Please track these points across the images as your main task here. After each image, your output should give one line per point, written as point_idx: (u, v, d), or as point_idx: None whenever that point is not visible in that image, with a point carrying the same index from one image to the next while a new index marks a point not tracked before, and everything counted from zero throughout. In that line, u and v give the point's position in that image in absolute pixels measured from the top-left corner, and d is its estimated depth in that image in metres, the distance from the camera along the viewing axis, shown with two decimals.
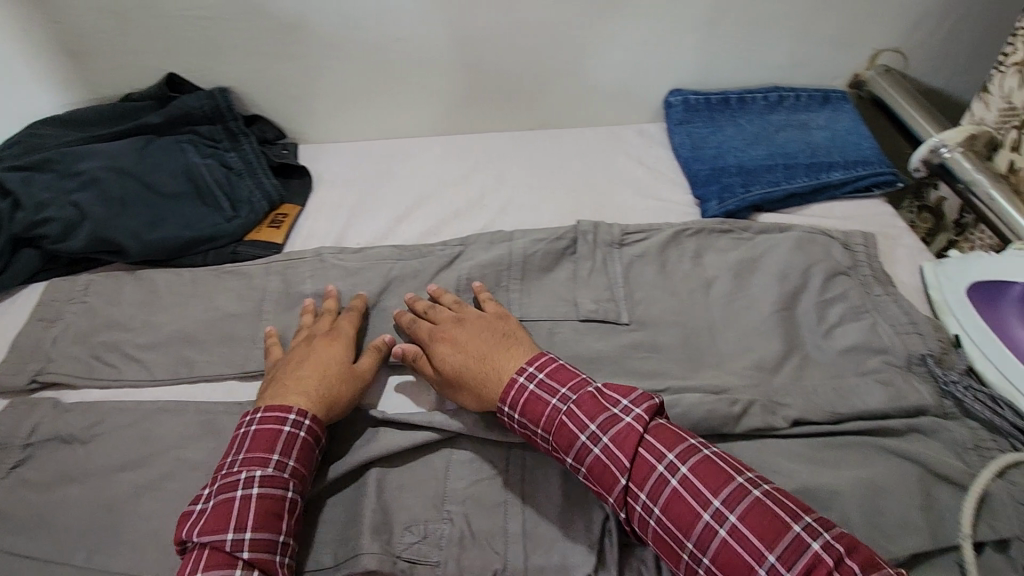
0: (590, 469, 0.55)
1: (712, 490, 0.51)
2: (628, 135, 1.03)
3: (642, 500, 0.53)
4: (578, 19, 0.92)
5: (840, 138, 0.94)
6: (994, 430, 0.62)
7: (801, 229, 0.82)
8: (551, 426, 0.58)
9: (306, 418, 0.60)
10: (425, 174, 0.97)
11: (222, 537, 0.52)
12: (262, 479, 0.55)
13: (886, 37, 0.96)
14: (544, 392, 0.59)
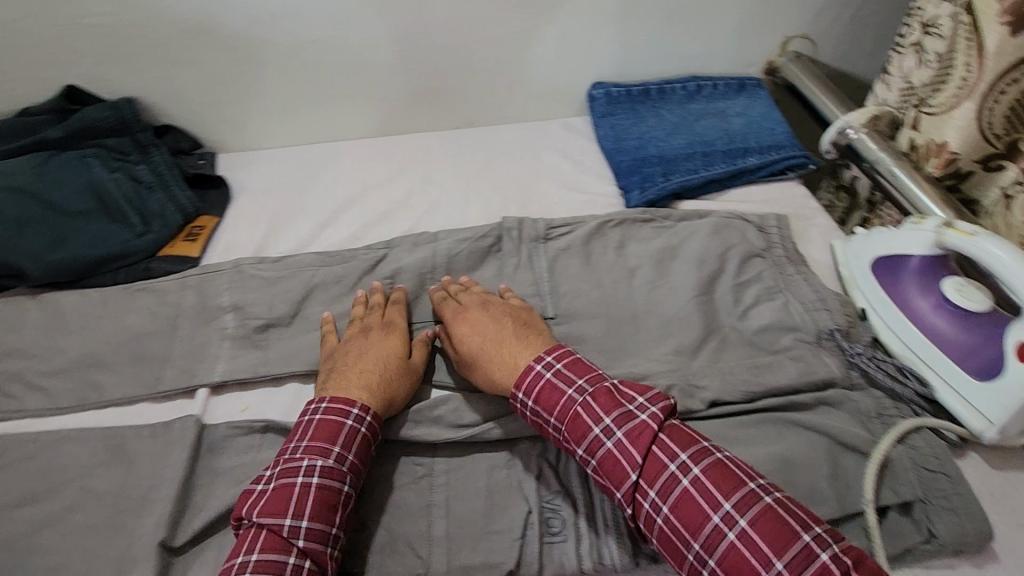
0: (601, 463, 0.55)
1: (724, 493, 0.50)
2: (554, 129, 1.04)
3: (651, 497, 0.53)
4: (495, 14, 0.91)
5: (756, 124, 0.97)
6: (897, 398, 0.65)
7: (718, 214, 0.84)
8: (565, 416, 0.58)
9: (368, 414, 0.59)
10: (351, 178, 0.96)
11: (279, 522, 0.52)
12: (322, 470, 0.55)
13: (794, 25, 1.00)
14: (561, 382, 0.59)
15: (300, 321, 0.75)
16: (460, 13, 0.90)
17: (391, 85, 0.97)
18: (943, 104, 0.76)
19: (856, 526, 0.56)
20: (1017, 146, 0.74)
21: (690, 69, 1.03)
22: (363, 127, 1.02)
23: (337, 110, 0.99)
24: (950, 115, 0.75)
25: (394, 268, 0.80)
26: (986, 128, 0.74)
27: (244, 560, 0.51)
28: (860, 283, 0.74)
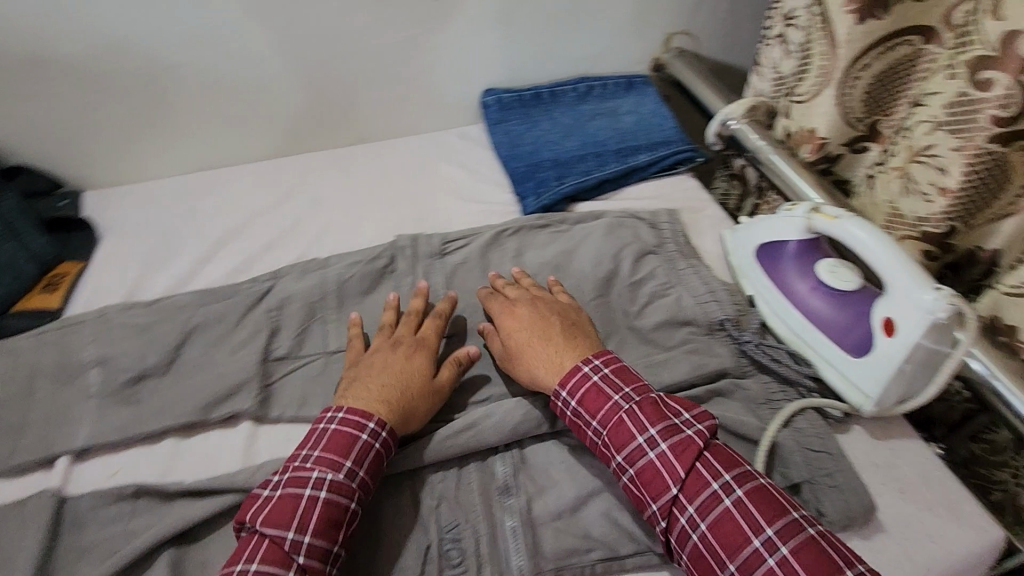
0: (639, 473, 0.56)
1: (769, 520, 0.51)
2: (450, 139, 1.01)
3: (689, 513, 0.54)
4: (369, 25, 0.88)
5: (646, 121, 0.98)
6: (786, 382, 0.68)
7: (611, 214, 0.85)
8: (608, 421, 0.58)
9: (383, 430, 0.58)
10: (234, 205, 0.90)
11: (283, 534, 0.52)
12: (330, 485, 0.54)
13: (673, 21, 1.02)
14: (607, 387, 0.60)
15: (178, 368, 0.69)
16: (333, 27, 0.86)
17: (269, 105, 0.92)
18: (809, 91, 0.78)
19: None
20: (877, 127, 0.77)
21: (579, 70, 1.04)
22: (246, 151, 0.96)
23: (213, 135, 0.93)
24: (815, 102, 0.77)
25: (279, 299, 0.75)
26: (846, 112, 0.76)
27: (245, 567, 0.50)
28: (745, 271, 0.76)
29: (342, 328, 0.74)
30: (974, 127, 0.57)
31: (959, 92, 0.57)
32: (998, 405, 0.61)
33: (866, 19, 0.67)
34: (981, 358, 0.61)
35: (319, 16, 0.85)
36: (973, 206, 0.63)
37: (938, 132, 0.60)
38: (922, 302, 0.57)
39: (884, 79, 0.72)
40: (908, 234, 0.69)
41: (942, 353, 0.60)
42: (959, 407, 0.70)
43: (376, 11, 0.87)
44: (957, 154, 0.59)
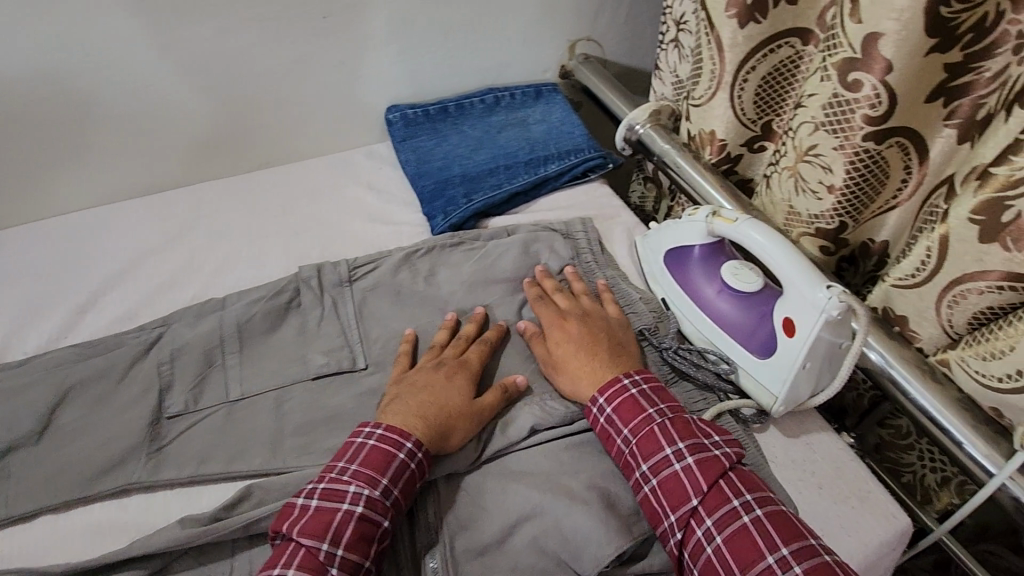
0: (662, 483, 0.55)
1: (786, 539, 0.50)
2: (356, 159, 0.97)
3: (706, 526, 0.52)
4: (253, 45, 0.82)
5: (555, 129, 0.97)
6: (706, 387, 0.67)
7: (524, 226, 0.82)
8: (639, 430, 0.58)
9: (419, 451, 0.56)
10: (118, 246, 0.82)
11: (318, 545, 0.50)
12: (367, 499, 0.53)
13: (575, 28, 1.01)
14: (643, 399, 0.60)
15: (52, 435, 0.62)
16: (211, 49, 0.80)
17: (151, 135, 0.85)
18: (704, 95, 0.78)
19: None
20: (770, 126, 0.78)
21: (486, 82, 1.02)
22: (129, 186, 0.88)
23: (88, 169, 0.84)
24: (711, 106, 0.78)
25: (168, 347, 0.68)
26: (740, 114, 0.77)
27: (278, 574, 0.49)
28: (657, 276, 0.76)
29: (244, 373, 0.66)
30: (850, 126, 0.58)
31: (833, 93, 0.58)
32: (894, 391, 0.60)
33: (747, 24, 0.68)
34: (878, 346, 0.61)
35: (193, 38, 0.79)
36: (859, 204, 0.64)
37: (819, 132, 0.61)
38: (816, 301, 0.58)
39: (771, 80, 0.74)
40: (805, 231, 0.70)
41: (840, 343, 0.60)
42: (866, 396, 0.73)
43: (257, 29, 0.81)
44: (838, 153, 0.61)
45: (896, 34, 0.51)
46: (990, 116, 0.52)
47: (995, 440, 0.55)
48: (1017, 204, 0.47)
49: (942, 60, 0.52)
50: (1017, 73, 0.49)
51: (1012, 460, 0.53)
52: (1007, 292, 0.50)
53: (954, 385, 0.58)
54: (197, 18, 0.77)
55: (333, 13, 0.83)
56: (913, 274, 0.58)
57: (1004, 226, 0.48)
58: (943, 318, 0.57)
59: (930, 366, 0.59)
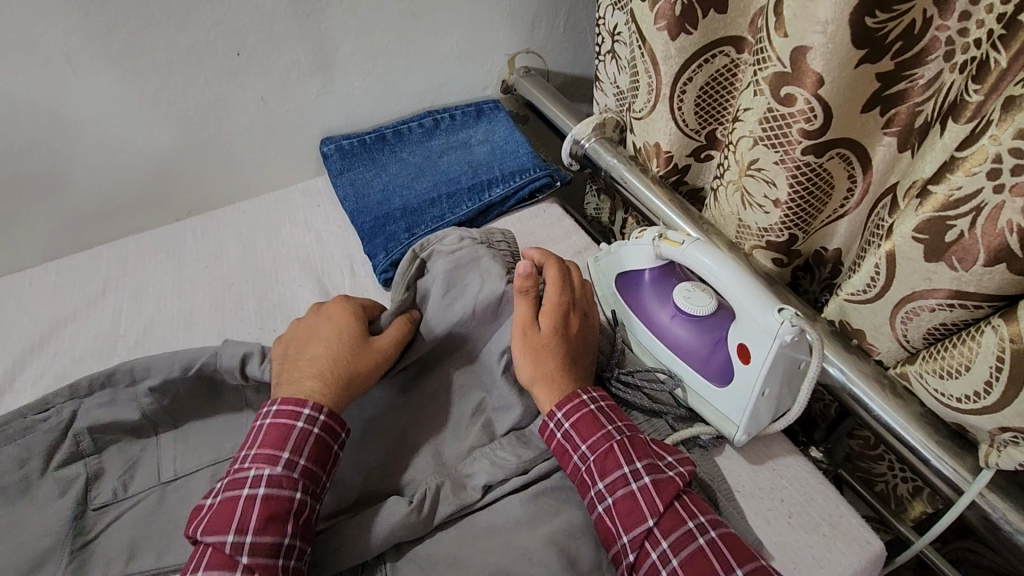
0: (618, 502, 0.52)
1: (740, 560, 0.48)
2: (293, 198, 0.92)
3: (661, 548, 0.50)
4: (163, 89, 0.77)
5: (498, 150, 0.94)
6: (654, 413, 0.64)
7: (441, 251, 0.70)
8: (597, 447, 0.54)
9: (320, 414, 0.54)
10: (39, 315, 0.77)
11: (222, 539, 0.47)
12: (269, 480, 0.50)
13: (512, 42, 0.97)
14: (602, 416, 0.57)
15: None
16: (118, 99, 0.75)
17: (62, 193, 0.80)
18: (644, 108, 0.76)
19: None
20: (714, 135, 0.75)
21: (423, 104, 0.98)
22: (44, 246, 0.83)
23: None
24: (652, 118, 0.75)
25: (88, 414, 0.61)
26: (682, 125, 0.74)
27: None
28: (609, 303, 0.73)
29: (176, 449, 0.62)
30: (788, 141, 0.56)
31: (768, 107, 0.55)
32: (856, 408, 0.58)
33: (678, 36, 0.65)
34: (837, 361, 0.58)
35: (93, 90, 0.73)
36: (807, 215, 0.61)
37: (758, 146, 0.59)
38: (769, 325, 0.55)
39: (709, 90, 0.71)
40: (756, 243, 0.67)
41: (799, 362, 0.57)
42: (832, 406, 0.70)
43: (164, 73, 0.76)
44: (780, 167, 0.58)
45: (824, 48, 0.48)
46: (928, 123, 0.50)
47: (960, 455, 0.53)
48: (958, 224, 0.44)
49: (875, 70, 0.49)
50: (950, 80, 0.47)
51: (977, 478, 0.51)
52: (958, 310, 0.48)
53: (915, 398, 0.56)
54: (96, 68, 0.72)
55: (248, 48, 0.78)
56: (864, 289, 0.56)
57: (948, 245, 0.46)
58: (898, 333, 0.54)
59: (890, 380, 0.57)
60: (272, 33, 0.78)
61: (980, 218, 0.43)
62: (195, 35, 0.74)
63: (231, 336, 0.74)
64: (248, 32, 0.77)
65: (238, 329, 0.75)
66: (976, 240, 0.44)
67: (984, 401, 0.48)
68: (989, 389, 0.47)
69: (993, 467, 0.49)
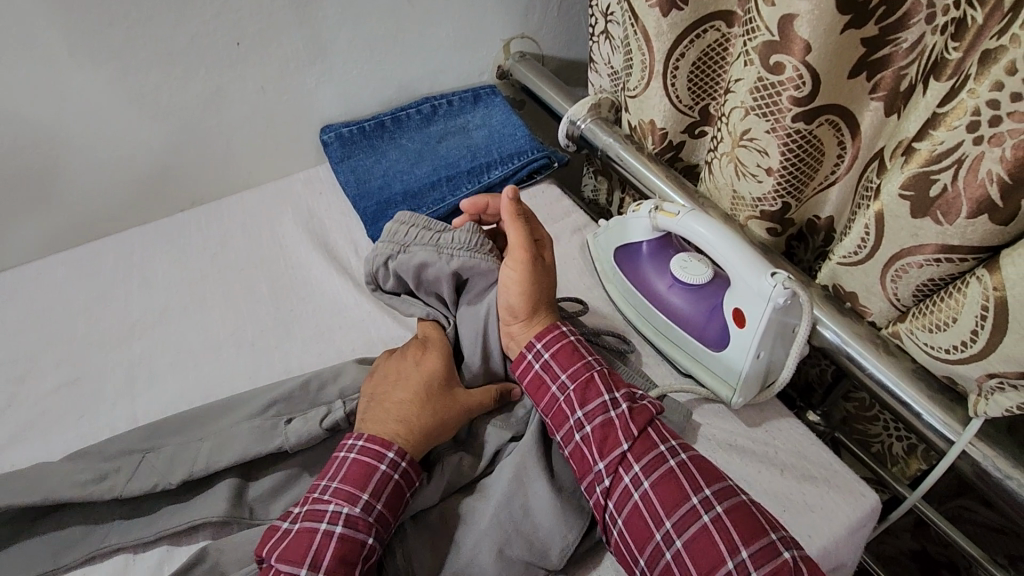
0: (595, 428, 0.55)
1: (708, 480, 0.51)
2: (295, 187, 0.94)
3: (634, 472, 0.53)
4: (166, 80, 0.78)
5: (497, 133, 0.95)
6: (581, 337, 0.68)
7: (384, 276, 0.68)
8: (577, 378, 0.58)
9: (402, 460, 0.54)
10: (56, 305, 0.79)
11: (295, 571, 0.48)
12: (346, 518, 0.50)
13: (506, 27, 0.99)
14: (581, 351, 0.61)
15: None
16: (122, 91, 0.77)
17: (71, 186, 0.81)
18: (638, 86, 0.77)
19: None
20: (707, 111, 0.77)
21: (420, 91, 0.99)
22: (55, 240, 0.85)
23: (6, 229, 0.80)
24: (646, 96, 0.77)
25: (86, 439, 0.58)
26: (676, 102, 0.75)
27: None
28: (607, 277, 0.75)
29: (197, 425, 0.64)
30: (779, 110, 0.57)
31: (757, 77, 0.57)
32: (851, 368, 0.60)
33: (670, 12, 0.67)
34: (829, 321, 0.60)
35: (99, 85, 0.75)
36: (798, 182, 0.63)
37: (750, 116, 0.60)
38: (762, 289, 0.57)
39: (701, 65, 0.72)
40: (751, 214, 0.69)
41: (791, 324, 0.59)
42: (829, 370, 0.72)
43: (167, 65, 0.77)
44: (771, 136, 0.60)
45: (810, 15, 0.50)
46: (912, 86, 0.52)
47: (950, 407, 0.55)
48: (942, 178, 0.46)
49: (859, 36, 0.51)
50: (932, 42, 0.49)
51: (968, 428, 0.53)
52: (944, 264, 0.50)
53: (907, 356, 0.58)
54: (99, 61, 0.73)
55: (247, 38, 0.80)
56: (855, 252, 0.58)
57: (933, 200, 0.48)
58: (889, 291, 0.56)
59: (883, 339, 0.59)
60: (272, 22, 0.80)
61: (961, 170, 0.45)
62: (194, 26, 0.76)
63: (243, 319, 0.76)
64: (247, 22, 0.78)
65: (252, 311, 0.77)
66: (959, 193, 0.46)
67: (970, 349, 0.50)
68: (976, 337, 0.49)
69: (982, 415, 0.51)
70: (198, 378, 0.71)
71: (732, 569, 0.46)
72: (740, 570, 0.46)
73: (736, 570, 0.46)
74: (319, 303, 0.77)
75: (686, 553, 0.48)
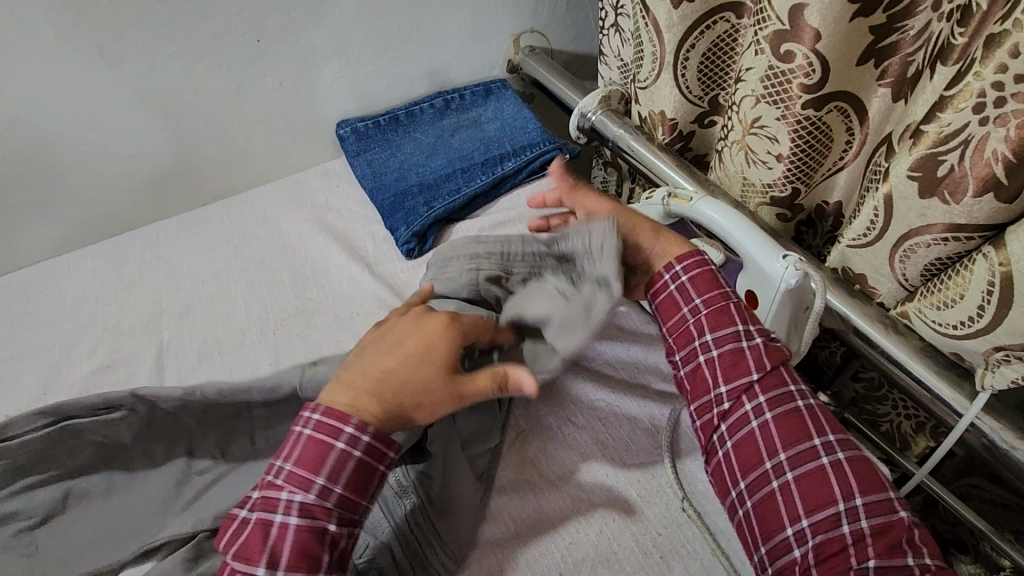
0: (724, 354, 0.54)
1: (833, 428, 0.52)
2: (311, 180, 0.96)
3: (758, 401, 0.53)
4: (187, 77, 0.80)
5: (509, 126, 0.97)
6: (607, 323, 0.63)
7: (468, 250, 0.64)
8: (710, 303, 0.56)
9: (363, 436, 0.48)
10: (84, 296, 0.81)
11: (252, 571, 0.45)
12: (302, 509, 0.47)
13: (516, 22, 1.01)
14: (719, 278, 0.58)
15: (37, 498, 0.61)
16: (143, 87, 0.79)
17: (98, 181, 0.84)
18: (649, 77, 0.79)
19: (668, 509, 0.57)
20: (716, 101, 0.79)
21: (433, 86, 1.01)
22: (82, 233, 0.87)
23: (35, 222, 0.82)
24: (656, 87, 0.79)
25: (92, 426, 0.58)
26: (686, 92, 0.77)
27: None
28: None
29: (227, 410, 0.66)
30: (789, 97, 0.59)
31: (769, 65, 0.59)
32: (862, 346, 0.62)
33: (680, 4, 0.68)
34: (840, 302, 0.62)
35: (125, 81, 0.77)
36: (809, 168, 0.64)
37: (760, 104, 0.62)
38: (775, 271, 0.59)
39: (711, 56, 0.74)
40: (761, 200, 0.71)
41: (805, 305, 0.61)
42: (838, 351, 0.74)
43: (190, 61, 0.79)
44: (781, 123, 0.62)
45: (820, 4, 0.52)
46: (919, 73, 0.54)
47: (958, 382, 0.57)
48: (949, 158, 0.48)
49: (867, 24, 0.53)
50: (938, 30, 0.50)
51: (975, 401, 0.55)
52: (952, 243, 0.52)
53: (917, 335, 0.59)
54: (125, 58, 0.76)
55: (266, 36, 0.82)
56: (863, 234, 0.60)
57: (941, 180, 0.49)
58: (897, 272, 0.58)
59: (892, 319, 0.61)
60: (288, 19, 0.82)
61: (968, 150, 0.47)
62: (217, 23, 0.78)
63: (267, 308, 0.78)
64: (265, 19, 0.80)
65: (275, 300, 0.79)
66: (966, 173, 0.47)
67: (977, 324, 0.52)
68: (982, 312, 0.51)
69: (988, 388, 0.53)
70: (225, 364, 0.73)
71: (841, 512, 0.48)
72: (849, 515, 0.48)
73: (844, 514, 0.48)
74: (340, 292, 0.80)
75: (796, 488, 0.50)
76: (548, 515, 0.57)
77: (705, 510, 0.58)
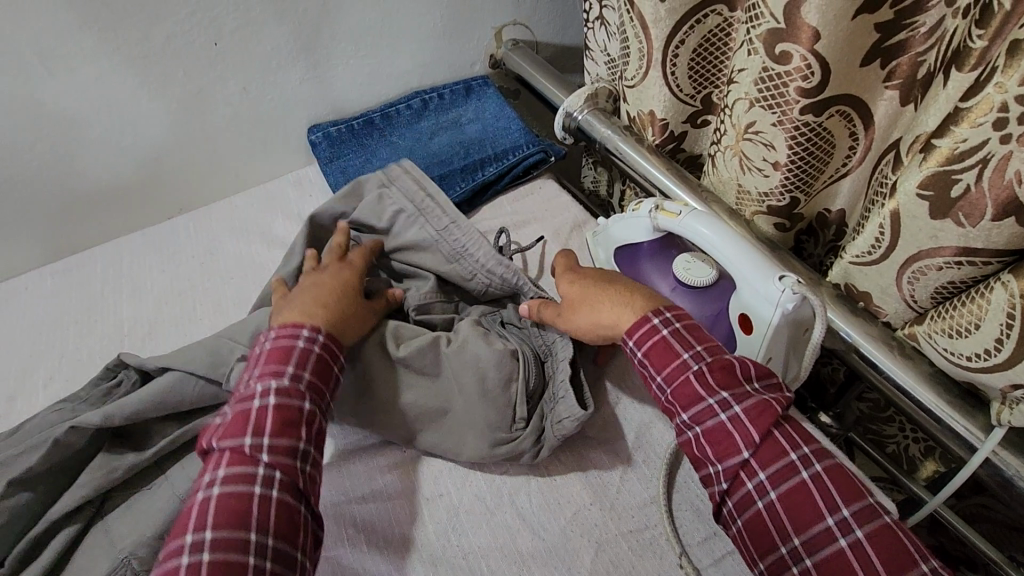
0: (706, 433, 0.49)
1: (847, 499, 0.45)
2: (284, 189, 0.91)
3: (758, 480, 0.47)
4: (142, 84, 0.75)
5: (490, 127, 0.92)
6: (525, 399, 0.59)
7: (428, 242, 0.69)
8: (674, 380, 0.51)
9: (320, 335, 0.53)
10: (42, 319, 0.77)
11: (239, 443, 0.46)
12: (276, 390, 0.48)
13: (497, 13, 0.94)
14: (677, 342, 0.52)
15: None
16: (94, 95, 0.73)
17: (56, 195, 0.79)
18: (636, 75, 0.73)
19: (661, 560, 0.54)
20: (709, 99, 0.73)
21: (409, 85, 0.96)
22: (43, 249, 0.83)
23: None
24: (645, 86, 0.73)
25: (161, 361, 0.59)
26: (676, 92, 0.71)
27: (210, 479, 0.45)
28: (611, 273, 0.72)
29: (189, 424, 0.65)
30: (786, 101, 0.54)
31: (763, 66, 0.54)
32: (866, 370, 0.57)
33: None
34: (842, 323, 0.57)
35: (71, 89, 0.72)
36: (808, 176, 0.59)
37: (754, 108, 0.57)
38: (770, 293, 0.54)
39: (702, 52, 0.68)
40: (757, 209, 0.66)
41: (805, 324, 0.56)
42: (841, 370, 0.69)
43: (143, 69, 0.74)
44: (778, 128, 0.56)
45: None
46: (930, 74, 0.48)
47: (973, 415, 0.52)
48: (965, 177, 0.43)
49: (872, 21, 0.47)
50: (953, 27, 0.45)
51: (990, 435, 0.50)
52: (966, 267, 0.47)
53: (925, 359, 0.55)
54: (72, 66, 0.70)
55: (224, 38, 0.76)
56: (868, 251, 0.54)
57: (955, 201, 0.44)
58: (906, 292, 0.53)
59: (899, 341, 0.56)
60: (249, 19, 0.76)
61: (986, 170, 0.42)
62: (171, 27, 0.73)
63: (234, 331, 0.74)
64: (222, 21, 0.75)
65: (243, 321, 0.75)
66: (984, 193, 0.42)
67: (994, 358, 0.47)
68: (1000, 346, 0.46)
69: (1005, 424, 0.49)
70: None
71: None
72: None
73: None
74: None
75: None
76: (530, 570, 0.53)
77: (701, 563, 0.54)
